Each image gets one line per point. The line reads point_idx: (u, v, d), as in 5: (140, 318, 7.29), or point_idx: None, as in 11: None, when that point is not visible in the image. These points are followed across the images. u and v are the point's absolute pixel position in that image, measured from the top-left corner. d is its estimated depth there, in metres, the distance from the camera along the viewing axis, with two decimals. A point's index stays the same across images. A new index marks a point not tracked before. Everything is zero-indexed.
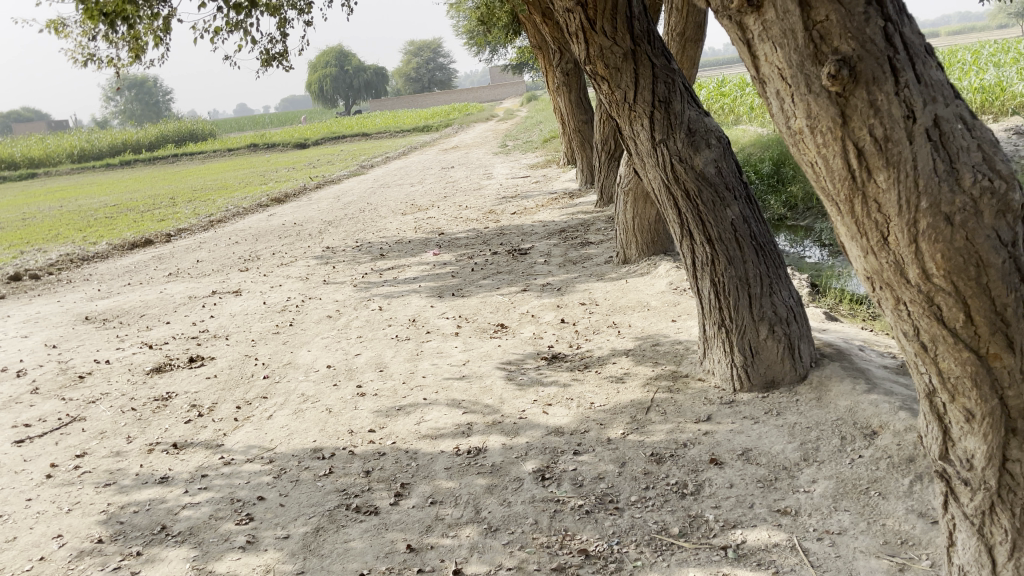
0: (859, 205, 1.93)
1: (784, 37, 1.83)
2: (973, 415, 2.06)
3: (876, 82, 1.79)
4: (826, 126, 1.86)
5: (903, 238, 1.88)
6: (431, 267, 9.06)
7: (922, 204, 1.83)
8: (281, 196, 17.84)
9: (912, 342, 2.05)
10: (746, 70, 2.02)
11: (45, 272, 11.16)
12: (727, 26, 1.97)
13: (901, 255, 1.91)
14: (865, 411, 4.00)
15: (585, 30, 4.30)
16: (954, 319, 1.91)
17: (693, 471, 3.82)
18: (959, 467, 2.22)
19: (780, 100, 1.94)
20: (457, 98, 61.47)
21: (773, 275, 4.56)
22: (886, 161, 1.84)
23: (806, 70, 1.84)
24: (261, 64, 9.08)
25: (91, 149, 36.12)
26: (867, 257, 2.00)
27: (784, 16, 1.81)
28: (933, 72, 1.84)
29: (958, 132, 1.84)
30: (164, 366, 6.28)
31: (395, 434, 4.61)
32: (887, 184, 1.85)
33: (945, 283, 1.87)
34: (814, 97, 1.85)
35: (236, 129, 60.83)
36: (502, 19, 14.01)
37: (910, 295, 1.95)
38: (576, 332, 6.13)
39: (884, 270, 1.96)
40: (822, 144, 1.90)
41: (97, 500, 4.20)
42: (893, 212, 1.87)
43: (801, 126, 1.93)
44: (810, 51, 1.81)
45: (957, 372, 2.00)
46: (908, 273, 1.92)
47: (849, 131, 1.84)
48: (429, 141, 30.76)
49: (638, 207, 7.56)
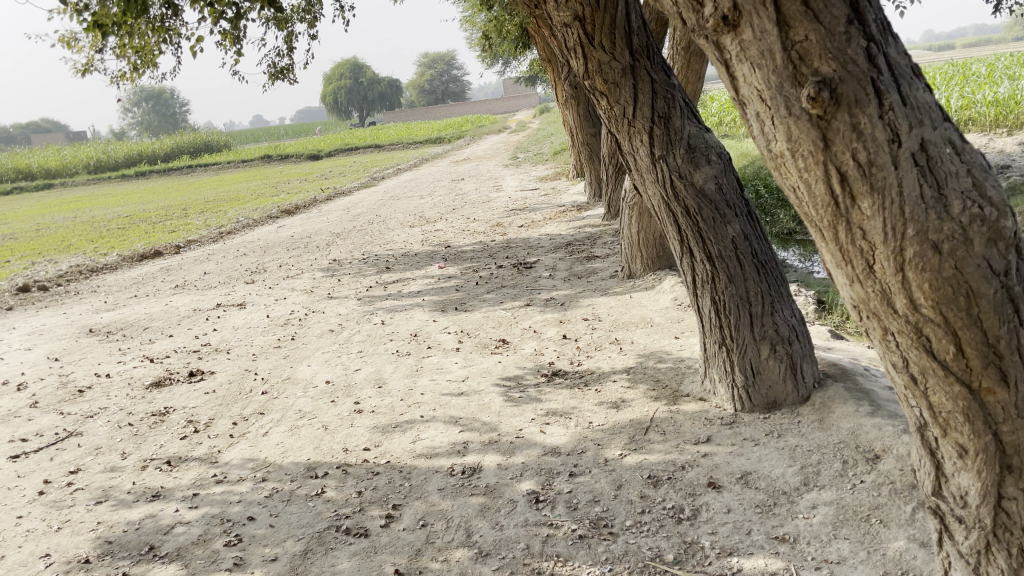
0: (843, 232, 1.88)
1: (762, 58, 1.78)
2: (966, 451, 2.01)
3: (858, 104, 1.74)
4: (807, 150, 1.81)
5: (890, 267, 1.83)
6: (435, 280, 9.02)
7: (908, 231, 1.78)
8: (292, 208, 17.88)
9: (902, 374, 2.01)
10: (726, 89, 1.96)
11: (53, 283, 11.20)
12: (704, 45, 1.92)
13: (887, 284, 1.86)
14: (868, 434, 3.91)
15: (583, 45, 4.18)
16: (943, 351, 1.86)
17: (690, 495, 3.73)
18: (952, 504, 2.18)
19: (760, 122, 1.89)
20: (471, 109, 61.61)
21: (775, 293, 4.47)
22: (870, 187, 1.79)
23: (785, 92, 1.79)
24: (268, 78, 9.12)
25: (107, 160, 36.42)
26: (853, 285, 1.95)
27: (761, 37, 1.76)
28: (919, 94, 1.80)
29: (946, 156, 1.80)
30: (163, 380, 6.25)
31: (389, 452, 4.55)
32: (872, 211, 1.81)
33: (934, 315, 1.82)
34: (794, 120, 1.80)
35: (251, 139, 61.24)
36: (512, 33, 13.98)
37: (898, 325, 1.90)
38: (577, 348, 6.06)
39: (871, 298, 1.92)
40: (804, 168, 1.85)
41: (87, 518, 4.15)
42: (879, 239, 1.82)
43: (781, 150, 1.88)
44: (789, 71, 1.77)
45: (949, 407, 1.96)
46: (894, 302, 1.87)
47: (831, 155, 1.79)
48: (441, 153, 30.84)
49: (643, 222, 7.51)
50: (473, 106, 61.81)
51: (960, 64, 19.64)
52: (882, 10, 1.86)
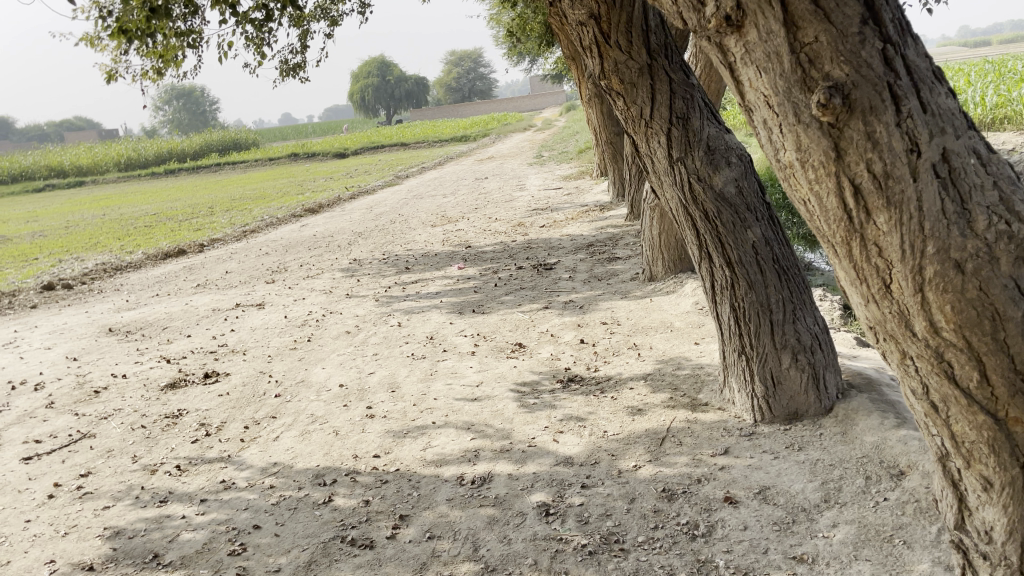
0: (857, 248, 1.83)
1: (769, 61, 1.72)
2: (992, 483, 1.99)
3: (873, 111, 1.68)
4: (818, 160, 1.76)
5: (908, 287, 1.77)
6: (454, 281, 8.94)
7: (928, 249, 1.72)
8: (316, 207, 17.90)
9: (922, 401, 1.98)
10: (731, 94, 1.91)
11: (78, 281, 11.27)
12: (708, 47, 1.86)
13: (905, 305, 1.81)
14: (892, 449, 3.76)
15: (600, 44, 4.10)
16: (967, 378, 1.82)
17: (705, 510, 3.60)
18: (977, 538, 2.16)
19: (768, 130, 1.84)
20: (497, 108, 61.59)
21: (797, 301, 4.33)
22: (887, 201, 1.73)
23: (794, 98, 1.73)
24: (279, 75, 9.08)
25: (138, 159, 36.84)
26: (868, 305, 1.91)
27: (767, 38, 1.70)
28: (941, 100, 1.73)
29: (970, 167, 1.73)
30: (179, 382, 6.23)
31: (399, 460, 4.47)
32: (889, 226, 1.75)
33: (955, 337, 1.77)
34: (804, 127, 1.75)
35: (279, 137, 61.69)
36: (536, 31, 13.86)
37: (917, 349, 1.86)
38: (595, 353, 5.94)
39: (888, 320, 1.87)
40: (814, 179, 1.80)
41: (94, 523, 4.11)
42: (896, 258, 1.77)
43: (791, 160, 1.83)
44: (798, 76, 1.71)
45: (973, 437, 1.92)
46: (913, 324, 1.82)
47: (843, 165, 1.74)
48: (467, 151, 30.80)
49: (664, 223, 7.38)
50: (500, 104, 61.78)
51: (993, 61, 19.21)
52: (901, 9, 1.79)
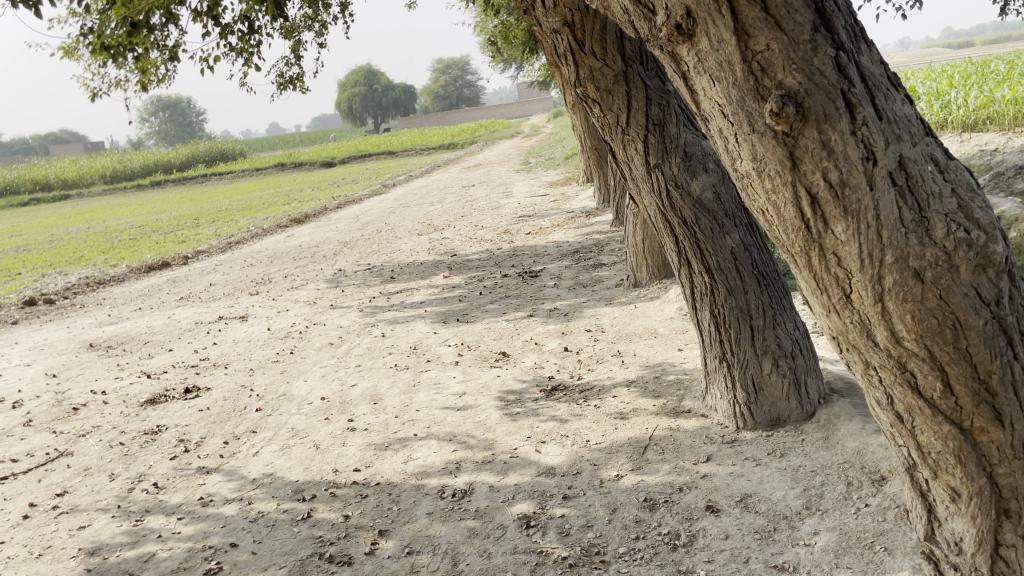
0: (816, 257, 1.81)
1: (721, 69, 1.70)
2: (959, 494, 1.97)
3: (827, 119, 1.66)
4: (774, 169, 1.74)
5: (869, 297, 1.75)
6: (439, 290, 8.91)
7: (887, 258, 1.71)
8: (302, 216, 17.83)
9: (888, 413, 1.96)
10: (685, 103, 1.89)
11: (60, 296, 11.17)
12: (660, 56, 1.84)
13: (867, 315, 1.79)
14: (874, 455, 3.75)
15: (574, 51, 4.08)
16: (931, 389, 1.80)
17: (687, 520, 3.58)
18: (946, 550, 2.15)
19: (723, 138, 1.82)
20: (485, 115, 61.75)
21: (777, 306, 4.30)
22: (844, 210, 1.71)
23: (747, 106, 1.71)
24: (277, 89, 9.07)
25: (123, 171, 36.67)
26: (829, 315, 1.89)
27: (718, 47, 1.68)
28: (895, 106, 1.74)
29: (927, 175, 1.73)
30: (159, 398, 6.16)
31: (380, 473, 4.42)
32: (847, 236, 1.73)
33: (918, 347, 1.75)
34: (759, 136, 1.72)
35: (266, 147, 61.57)
36: (520, 38, 13.87)
37: (880, 359, 1.84)
38: (578, 361, 5.91)
39: (850, 330, 1.85)
40: (771, 189, 1.78)
41: (68, 544, 4.04)
42: (855, 267, 1.75)
43: (747, 169, 1.80)
44: (750, 85, 1.69)
45: (938, 447, 1.91)
46: (875, 334, 1.80)
47: (800, 174, 1.71)
48: (455, 159, 30.81)
49: (647, 229, 7.39)
50: (489, 111, 61.93)
51: (974, 62, 19.39)
52: (853, 17, 1.80)
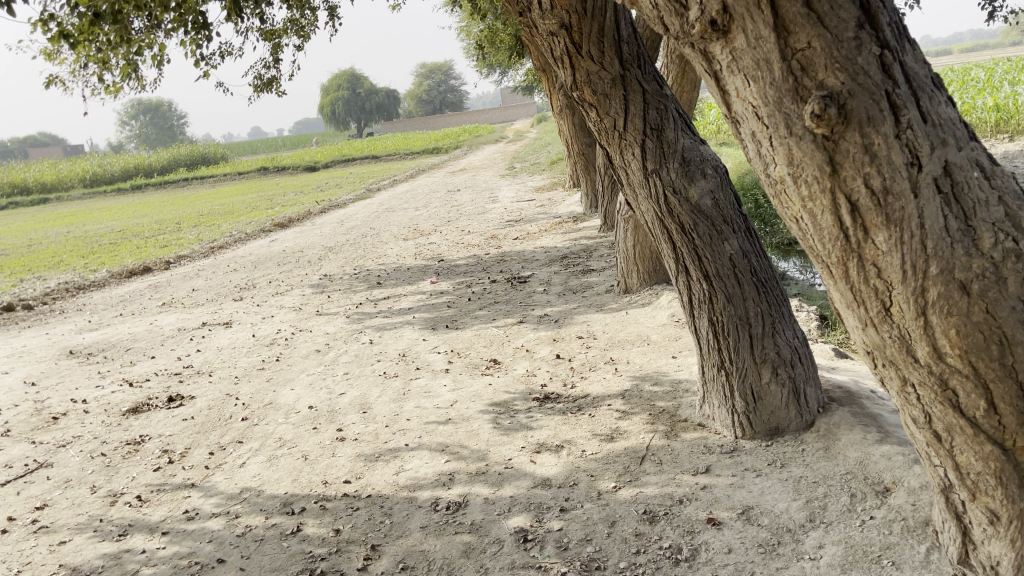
0: (854, 268, 1.95)
1: (757, 68, 1.80)
2: (999, 517, 2.19)
3: (871, 122, 1.76)
4: (813, 176, 1.86)
5: (911, 310, 1.91)
6: (427, 296, 8.80)
7: (932, 270, 1.85)
8: (285, 221, 17.65)
9: (925, 433, 2.17)
10: (715, 104, 2.00)
11: (39, 302, 10.93)
12: (691, 54, 1.94)
13: (907, 328, 1.95)
14: (876, 465, 3.69)
15: (571, 54, 4.02)
16: (974, 407, 1.99)
17: (688, 533, 3.50)
18: (982, 570, 2.39)
19: (757, 141, 1.94)
20: (469, 119, 61.80)
21: (776, 313, 4.24)
22: (887, 218, 1.84)
23: (785, 108, 1.82)
24: (256, 92, 8.94)
25: (103, 174, 36.24)
26: (867, 329, 2.05)
27: (756, 44, 1.77)
28: (940, 108, 1.84)
29: (973, 180, 1.86)
30: (141, 406, 6.01)
31: (371, 485, 4.31)
32: (888, 246, 1.86)
33: (959, 362, 1.92)
34: (798, 140, 1.84)
35: (248, 151, 61.20)
36: (506, 43, 13.82)
37: (919, 376, 2.02)
38: (571, 368, 5.83)
39: (888, 345, 2.02)
40: (808, 196, 1.90)
41: (48, 560, 3.90)
42: (896, 279, 1.89)
43: (782, 174, 1.93)
44: (789, 85, 1.79)
45: (979, 468, 2.11)
46: (916, 350, 1.97)
47: (839, 181, 1.83)
48: (439, 164, 30.69)
49: (639, 235, 7.32)
50: (473, 116, 62.06)
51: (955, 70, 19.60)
52: (897, 15, 1.88)
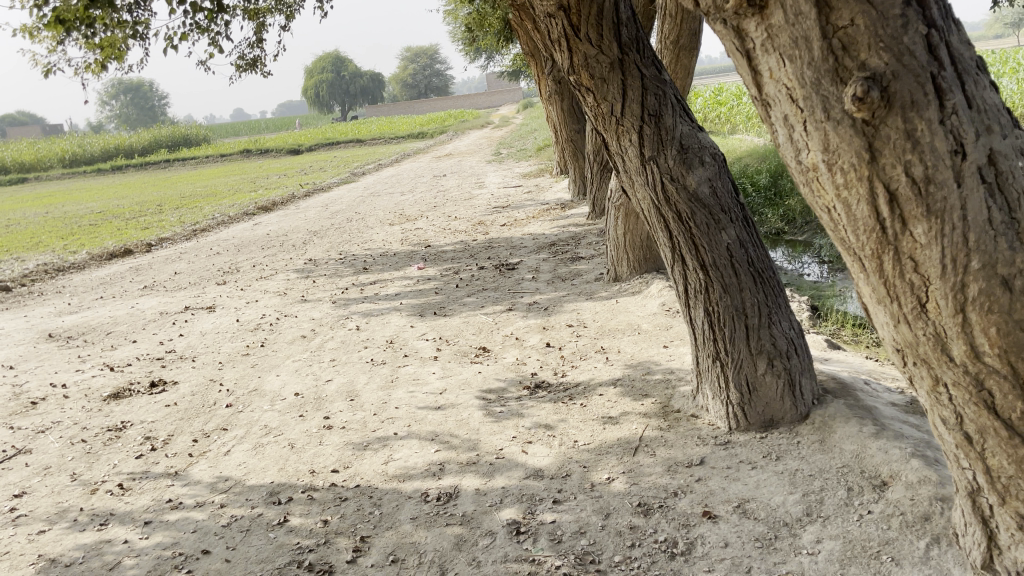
0: (889, 261, 1.89)
1: (795, 46, 1.75)
2: None
3: (914, 106, 1.70)
4: (850, 163, 1.80)
5: (948, 307, 1.86)
6: (414, 282, 8.70)
7: (972, 264, 1.80)
8: (269, 204, 17.43)
9: (957, 434, 2.12)
10: (745, 85, 1.95)
11: (17, 283, 10.72)
12: (723, 33, 1.90)
13: (943, 325, 1.89)
14: (873, 458, 3.65)
15: (569, 37, 3.92)
16: (1010, 409, 1.93)
17: (683, 526, 3.44)
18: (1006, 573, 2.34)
19: (790, 126, 1.88)
20: (454, 104, 61.48)
21: (773, 304, 4.17)
22: (927, 209, 1.78)
23: (823, 90, 1.76)
24: (238, 71, 8.76)
25: (82, 154, 35.68)
26: (898, 325, 2.00)
27: (796, 21, 1.72)
28: (984, 93, 1.77)
29: (1017, 170, 1.80)
30: (123, 392, 5.89)
31: (360, 475, 4.22)
32: (928, 239, 1.81)
33: (998, 362, 1.86)
34: (835, 124, 1.78)
35: (230, 133, 60.51)
36: (495, 27, 13.65)
37: (954, 375, 1.97)
38: (561, 357, 5.76)
39: (922, 342, 1.97)
40: (844, 184, 1.84)
41: (28, 550, 3.80)
42: (934, 273, 1.84)
43: (816, 161, 1.87)
44: (829, 66, 1.73)
45: (1009, 472, 2.06)
46: (951, 348, 1.92)
47: (878, 168, 1.77)
48: (425, 148, 30.49)
49: (629, 222, 7.23)
50: (458, 100, 61.77)
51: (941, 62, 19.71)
52: None
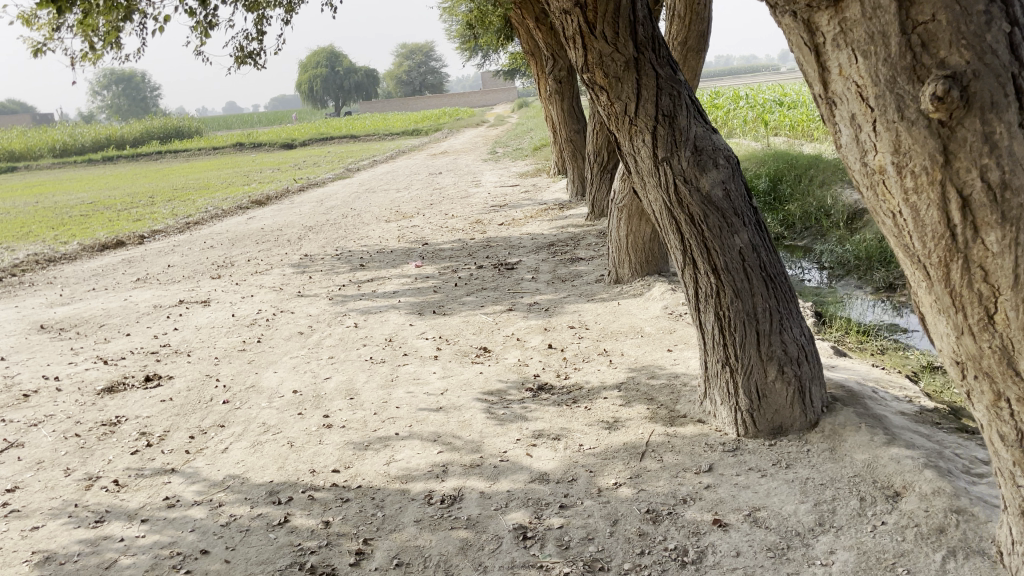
0: (957, 270, 1.79)
1: (871, 42, 1.65)
2: None
3: (993, 107, 1.60)
4: (923, 166, 1.69)
5: (1016, 318, 1.75)
6: (412, 280, 8.62)
7: None
8: (263, 198, 17.30)
9: (1015, 451, 2.03)
10: (809, 82, 1.84)
11: (7, 274, 10.56)
12: (790, 26, 1.79)
13: (1011, 337, 1.79)
14: (885, 468, 3.61)
15: (584, 34, 3.86)
16: None
17: (694, 534, 3.39)
18: None
19: (855, 126, 1.78)
20: (448, 101, 61.35)
21: (784, 309, 4.12)
22: (1001, 215, 1.67)
23: (898, 89, 1.66)
24: (236, 62, 8.65)
25: (73, 145, 35.35)
26: (961, 336, 1.89)
27: (873, 15, 1.63)
28: None
29: None
30: (117, 386, 5.79)
31: (361, 475, 4.15)
32: (1000, 247, 1.70)
33: None
34: (909, 125, 1.68)
35: (223, 126, 60.21)
36: (494, 24, 13.56)
37: (1017, 389, 1.87)
38: (564, 359, 5.70)
39: (986, 354, 1.87)
40: (913, 188, 1.74)
41: (20, 546, 3.70)
42: (1004, 284, 1.73)
43: (882, 164, 1.77)
44: (906, 63, 1.64)
45: None
46: (1017, 361, 1.82)
47: (952, 172, 1.67)
48: (419, 145, 30.36)
49: (632, 224, 7.18)
50: (452, 97, 61.65)
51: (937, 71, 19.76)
52: None
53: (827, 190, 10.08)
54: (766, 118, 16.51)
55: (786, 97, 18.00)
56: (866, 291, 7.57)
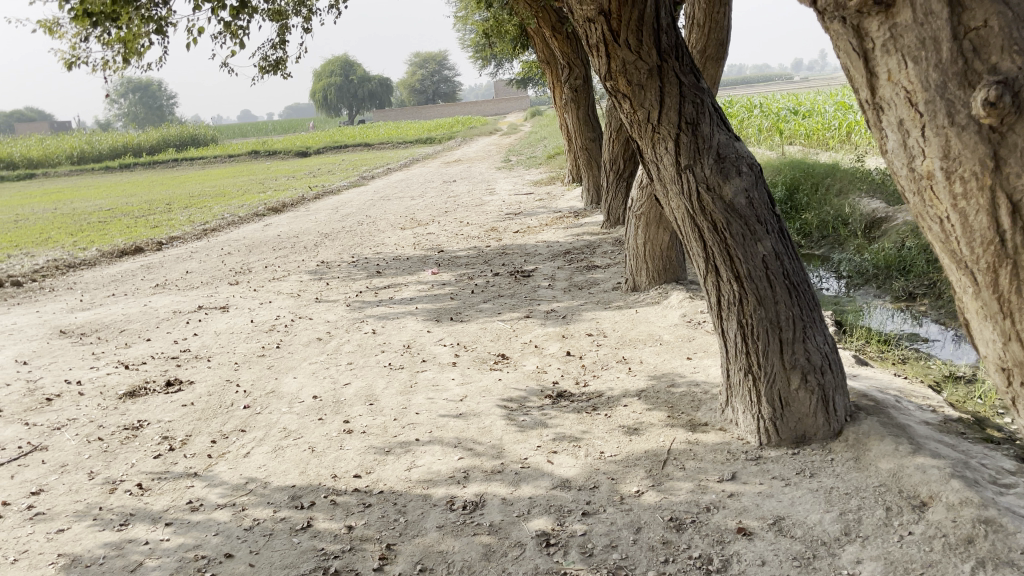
0: (1005, 276, 1.73)
1: (921, 47, 1.67)
2: None
3: None
4: (972, 171, 1.67)
5: None
6: (429, 287, 8.64)
7: None
8: (279, 205, 17.40)
9: None
10: (857, 88, 1.84)
11: (27, 279, 10.66)
12: (840, 32, 1.81)
13: None
14: (911, 478, 3.58)
15: (608, 43, 3.88)
16: None
17: (718, 543, 3.37)
18: None
19: (903, 131, 1.77)
20: (461, 110, 61.58)
21: (807, 318, 4.09)
22: None
23: (948, 94, 1.66)
24: (259, 73, 8.74)
25: (91, 151, 35.67)
26: (1009, 345, 1.82)
27: (924, 21, 1.65)
28: None
29: None
30: (138, 390, 5.83)
31: (382, 480, 4.16)
32: None
33: None
34: (959, 129, 1.66)
35: (238, 134, 60.60)
36: (510, 33, 13.62)
37: None
38: (583, 366, 5.69)
39: None
40: (961, 194, 1.71)
41: (46, 549, 3.73)
42: None
43: (931, 169, 1.75)
44: (958, 68, 1.64)
45: None
46: None
47: (1001, 177, 1.64)
48: (433, 154, 30.47)
49: (650, 231, 7.18)
50: (465, 106, 61.86)
51: None
52: None
53: (844, 200, 10.05)
54: (781, 127, 16.48)
55: (800, 106, 17.97)
56: (885, 301, 7.53)
